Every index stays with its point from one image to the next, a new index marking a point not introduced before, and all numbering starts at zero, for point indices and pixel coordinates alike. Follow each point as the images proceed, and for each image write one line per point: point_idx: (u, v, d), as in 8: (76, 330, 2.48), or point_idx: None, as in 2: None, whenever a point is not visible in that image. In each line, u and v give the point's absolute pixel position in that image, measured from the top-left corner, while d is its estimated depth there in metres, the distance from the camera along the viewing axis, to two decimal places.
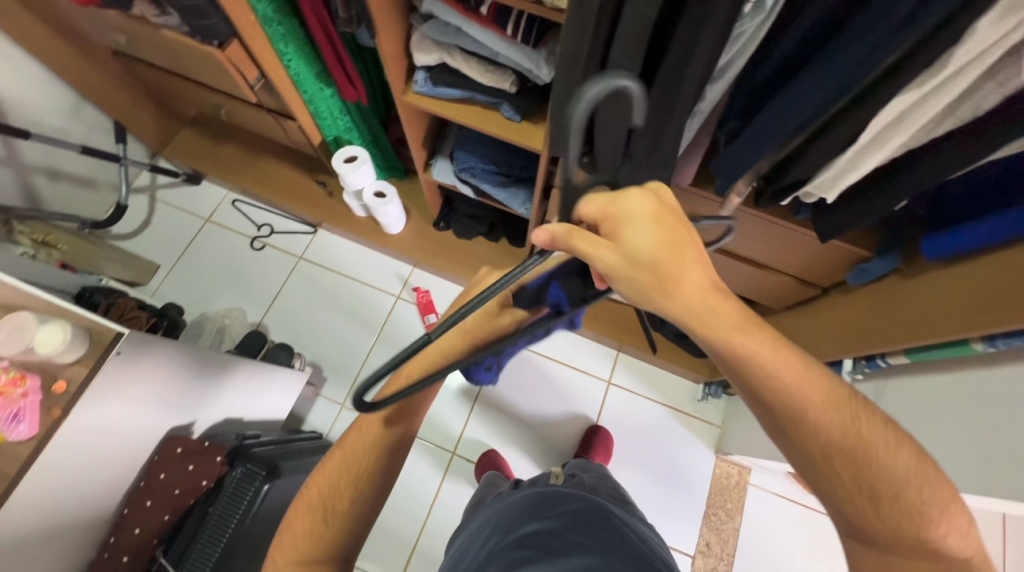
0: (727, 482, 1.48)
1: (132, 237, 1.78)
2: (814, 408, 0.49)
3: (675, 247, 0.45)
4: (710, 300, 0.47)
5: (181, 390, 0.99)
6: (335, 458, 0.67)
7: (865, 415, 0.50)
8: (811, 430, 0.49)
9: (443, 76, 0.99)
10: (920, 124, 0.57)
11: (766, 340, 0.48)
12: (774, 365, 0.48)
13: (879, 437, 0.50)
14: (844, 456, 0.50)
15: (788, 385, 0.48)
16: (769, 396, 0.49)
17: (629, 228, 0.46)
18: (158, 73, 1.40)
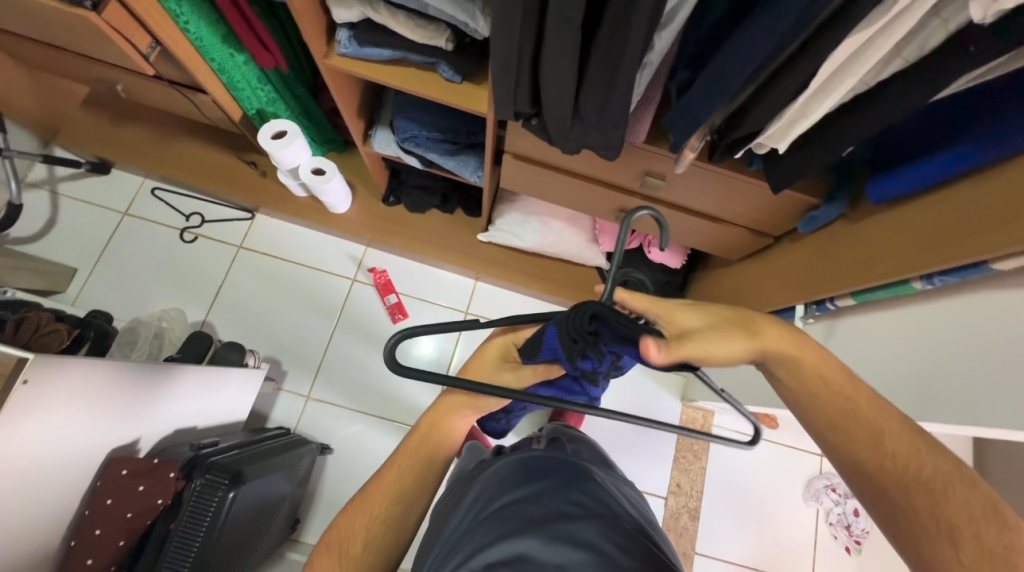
0: (693, 426, 1.57)
1: (37, 239, 1.57)
2: (892, 438, 0.54)
3: (726, 322, 0.57)
4: (790, 357, 0.57)
5: (120, 407, 0.91)
6: (355, 507, 0.64)
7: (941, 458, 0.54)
8: (885, 457, 0.54)
9: (369, 35, 0.88)
10: (868, 67, 0.56)
11: (843, 378, 0.57)
12: (851, 394, 0.56)
13: (956, 475, 0.52)
14: (919, 487, 0.52)
15: (858, 416, 0.55)
16: (834, 423, 0.56)
17: (683, 316, 0.57)
18: (26, 44, 1.18)
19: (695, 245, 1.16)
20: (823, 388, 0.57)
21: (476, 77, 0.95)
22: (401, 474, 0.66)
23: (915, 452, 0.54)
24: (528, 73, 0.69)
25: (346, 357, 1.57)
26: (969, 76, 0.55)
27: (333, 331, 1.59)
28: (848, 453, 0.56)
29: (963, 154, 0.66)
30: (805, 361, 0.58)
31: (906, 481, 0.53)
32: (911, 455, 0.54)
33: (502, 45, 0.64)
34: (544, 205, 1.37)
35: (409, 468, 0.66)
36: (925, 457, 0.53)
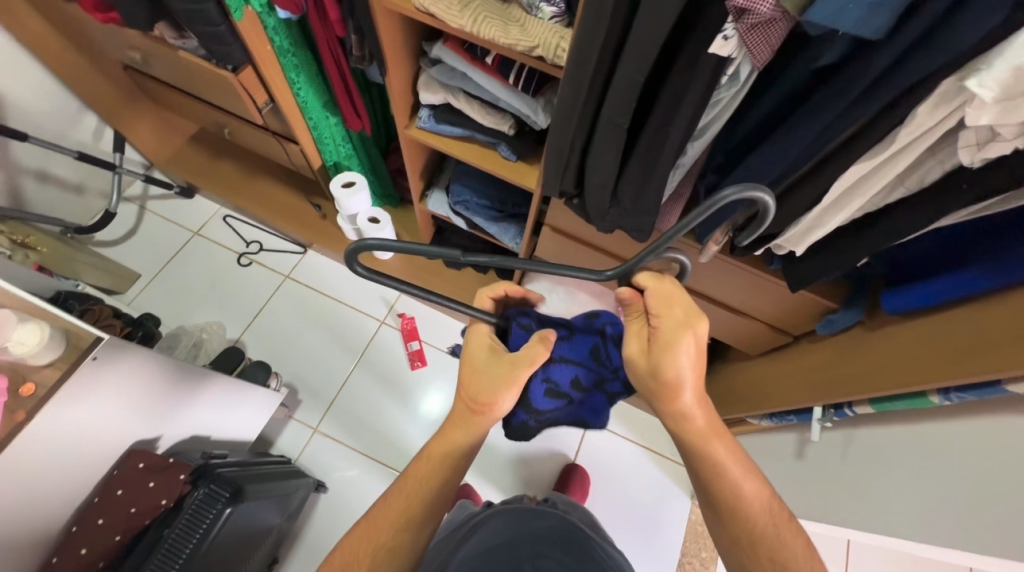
0: (702, 529, 1.47)
1: (116, 244, 1.76)
2: (751, 500, 0.62)
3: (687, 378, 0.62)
4: (693, 415, 0.63)
5: (154, 403, 0.97)
6: (364, 527, 0.64)
7: (782, 519, 0.62)
8: (740, 515, 0.62)
9: (446, 115, 1.05)
10: (875, 190, 0.64)
11: (727, 444, 0.63)
12: (721, 459, 0.62)
13: (788, 527, 0.61)
14: (761, 540, 0.61)
15: (731, 486, 0.62)
16: (711, 479, 0.63)
17: (669, 353, 0.61)
18: (166, 90, 1.44)
19: (714, 333, 1.21)
20: (704, 448, 0.63)
21: (530, 158, 1.09)
22: (417, 491, 0.65)
23: (764, 508, 0.62)
24: (577, 160, 0.81)
25: (360, 395, 1.60)
26: (970, 209, 0.61)
27: (353, 369, 1.64)
28: (711, 503, 0.64)
29: (967, 278, 0.71)
30: (689, 432, 0.64)
31: (745, 526, 0.62)
32: (770, 521, 0.62)
33: (558, 135, 0.76)
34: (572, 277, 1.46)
35: (414, 495, 0.64)
36: (772, 511, 0.62)
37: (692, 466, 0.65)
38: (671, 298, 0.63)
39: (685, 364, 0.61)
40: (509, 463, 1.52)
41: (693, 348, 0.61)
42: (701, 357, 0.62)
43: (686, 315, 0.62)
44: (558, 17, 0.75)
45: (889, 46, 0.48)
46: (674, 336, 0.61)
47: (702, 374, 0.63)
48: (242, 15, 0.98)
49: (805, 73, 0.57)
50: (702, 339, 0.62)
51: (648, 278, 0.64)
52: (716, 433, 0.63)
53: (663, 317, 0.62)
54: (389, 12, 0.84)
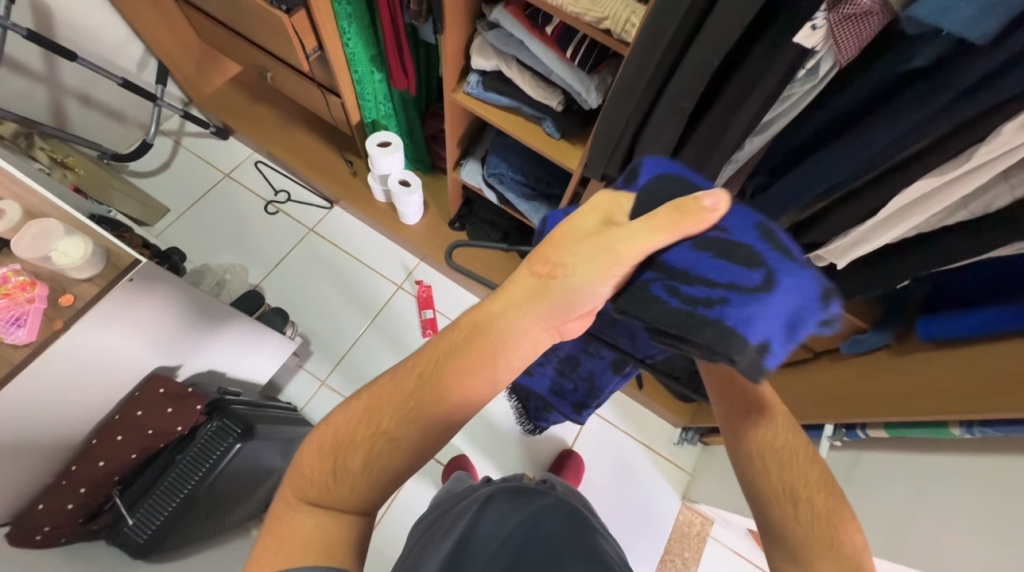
0: (688, 530, 1.49)
1: (149, 176, 1.78)
2: (771, 415, 0.59)
3: None
4: None
5: (180, 332, 0.99)
6: (363, 402, 0.53)
7: (791, 436, 0.59)
8: (753, 429, 0.59)
9: (495, 83, 1.03)
10: (936, 210, 0.62)
11: None
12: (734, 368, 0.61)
13: (806, 450, 0.58)
14: (772, 455, 0.57)
15: (746, 394, 0.60)
16: (727, 386, 0.61)
17: None
18: (215, 26, 1.43)
19: None
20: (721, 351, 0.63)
21: (574, 137, 1.07)
22: (434, 363, 0.51)
23: (785, 425, 0.59)
24: (627, 143, 0.79)
25: (369, 354, 1.62)
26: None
27: (366, 329, 1.65)
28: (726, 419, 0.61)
29: (1012, 312, 0.69)
30: None
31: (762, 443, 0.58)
32: (783, 438, 0.58)
33: (613, 115, 0.75)
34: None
35: (429, 377, 0.51)
36: (785, 433, 0.59)
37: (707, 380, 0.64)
38: None
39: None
40: (507, 440, 1.54)
41: None
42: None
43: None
44: None
45: (989, 54, 0.46)
46: None
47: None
48: None
49: (886, 77, 0.55)
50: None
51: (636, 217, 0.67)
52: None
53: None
54: None
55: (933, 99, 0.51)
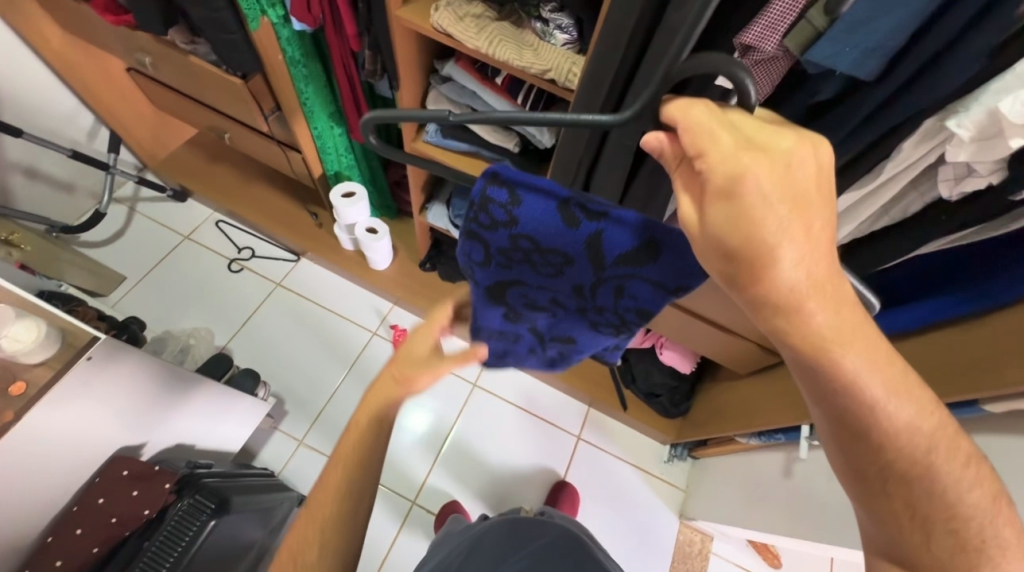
0: (690, 550, 1.48)
1: (103, 245, 1.72)
2: (909, 428, 0.44)
3: (790, 216, 0.39)
4: (813, 296, 0.41)
5: (143, 407, 0.94)
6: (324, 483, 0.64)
7: (942, 447, 0.45)
8: (879, 445, 0.45)
9: (453, 130, 1.08)
10: (864, 217, 0.68)
11: (874, 355, 0.43)
12: (859, 374, 0.43)
13: (951, 470, 0.44)
14: (903, 479, 0.45)
15: (877, 406, 0.44)
16: (841, 399, 0.44)
17: (725, 200, 0.40)
18: (168, 93, 1.45)
19: (705, 351, 1.24)
20: (834, 361, 0.42)
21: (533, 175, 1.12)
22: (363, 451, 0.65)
23: (927, 442, 0.44)
24: (582, 180, 0.84)
25: (348, 406, 1.57)
26: (949, 240, 0.64)
27: (343, 380, 1.61)
28: (842, 433, 0.47)
29: (944, 304, 0.74)
30: (824, 342, 0.42)
31: (890, 462, 0.45)
32: (923, 455, 0.44)
33: (567, 152, 0.80)
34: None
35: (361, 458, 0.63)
36: (927, 439, 0.44)
37: (819, 393, 0.46)
38: (721, 129, 0.40)
39: (769, 208, 0.39)
40: (498, 480, 1.51)
41: (767, 178, 0.39)
42: (812, 190, 0.40)
43: (751, 140, 0.40)
44: (570, 43, 0.78)
45: (879, 85, 0.53)
46: (733, 169, 0.39)
47: (819, 234, 0.40)
48: (258, 25, 1.01)
49: (802, 107, 0.62)
50: (822, 160, 0.41)
51: (676, 116, 0.42)
52: (856, 334, 0.43)
53: (709, 151, 0.40)
54: (406, 29, 0.88)
55: (844, 124, 0.58)
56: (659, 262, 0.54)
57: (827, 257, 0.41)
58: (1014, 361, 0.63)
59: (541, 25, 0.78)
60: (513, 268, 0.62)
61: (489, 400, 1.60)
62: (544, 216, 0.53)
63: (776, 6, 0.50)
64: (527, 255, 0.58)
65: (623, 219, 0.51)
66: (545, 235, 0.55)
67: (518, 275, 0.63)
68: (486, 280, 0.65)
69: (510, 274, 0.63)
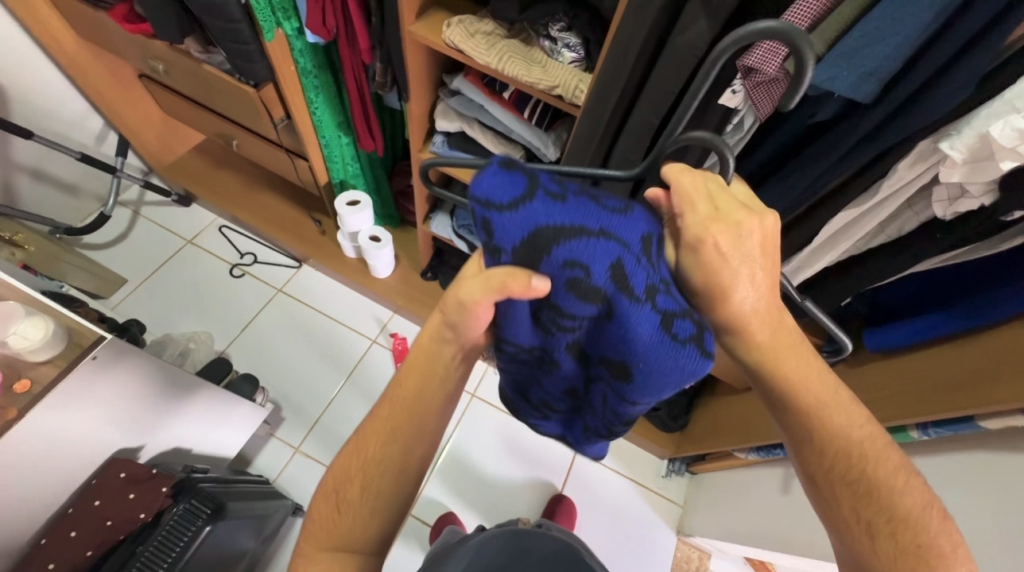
0: (687, 566, 1.47)
1: (105, 248, 1.73)
2: (844, 435, 0.48)
3: (740, 256, 0.44)
4: (754, 319, 0.46)
5: (141, 410, 0.94)
6: (351, 452, 0.57)
7: (878, 450, 0.48)
8: (822, 446, 0.48)
9: (459, 141, 1.10)
10: (860, 234, 0.70)
11: (811, 363, 0.48)
12: (799, 378, 0.47)
13: (888, 474, 0.47)
14: (843, 481, 0.48)
15: (818, 405, 0.48)
16: (781, 400, 0.49)
17: (692, 254, 0.45)
18: (179, 99, 1.47)
19: (702, 365, 1.25)
20: (772, 370, 0.47)
21: None
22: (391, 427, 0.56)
23: (864, 446, 0.48)
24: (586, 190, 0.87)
25: (346, 414, 1.56)
26: (944, 256, 0.67)
27: (341, 388, 1.60)
28: (790, 435, 0.50)
29: (938, 321, 0.75)
30: (761, 350, 0.47)
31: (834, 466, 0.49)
32: (864, 453, 0.48)
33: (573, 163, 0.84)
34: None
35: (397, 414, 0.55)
36: (866, 442, 0.48)
37: (762, 395, 0.50)
38: (698, 193, 0.46)
39: (726, 260, 0.44)
40: (495, 491, 1.50)
41: (729, 244, 0.44)
42: (760, 253, 0.45)
43: (722, 211, 0.45)
44: (577, 61, 0.81)
45: (874, 109, 0.55)
46: (702, 230, 0.44)
47: (762, 281, 0.45)
48: (272, 36, 1.04)
49: (800, 127, 0.64)
50: (767, 231, 0.46)
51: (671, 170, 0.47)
52: (790, 347, 0.48)
53: (686, 212, 0.45)
54: (417, 44, 0.90)
55: (839, 145, 0.60)
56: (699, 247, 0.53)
57: (768, 286, 0.46)
58: (1011, 377, 0.64)
59: (549, 43, 0.81)
60: (554, 231, 0.44)
61: (486, 410, 1.60)
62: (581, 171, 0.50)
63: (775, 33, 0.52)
64: (584, 186, 0.47)
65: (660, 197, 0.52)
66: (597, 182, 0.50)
67: (566, 210, 0.44)
68: (511, 208, 0.44)
69: (553, 206, 0.44)
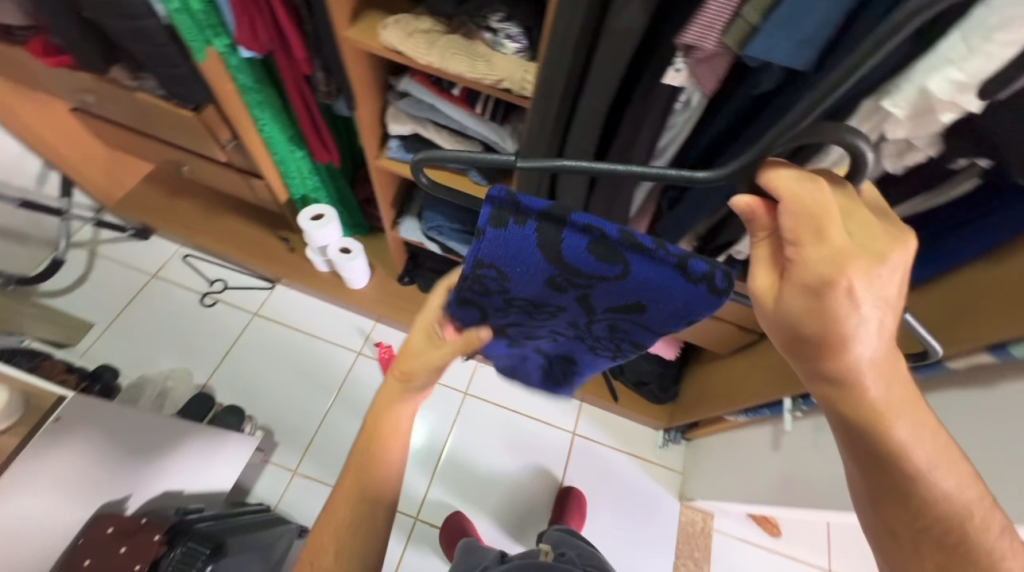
0: (693, 529, 1.51)
1: (65, 294, 1.66)
2: (948, 497, 0.52)
3: (868, 309, 0.48)
4: (869, 371, 0.50)
5: (119, 461, 0.96)
6: (327, 514, 0.74)
7: (983, 517, 0.51)
8: (922, 505, 0.52)
9: (415, 144, 1.07)
10: None
11: (923, 421, 0.52)
12: (905, 435, 0.51)
13: (991, 541, 0.51)
14: (940, 540, 0.52)
15: (931, 462, 0.52)
16: (883, 458, 0.53)
17: (806, 298, 0.49)
18: (117, 130, 1.40)
19: (686, 336, 1.26)
20: (880, 427, 0.51)
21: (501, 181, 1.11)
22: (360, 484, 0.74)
23: (965, 511, 0.51)
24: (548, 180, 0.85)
25: (341, 430, 1.55)
26: (904, 205, 0.67)
27: (332, 404, 1.59)
28: (888, 492, 0.54)
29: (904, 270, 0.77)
30: (877, 404, 0.51)
31: (897, 500, 0.54)
32: (968, 514, 0.51)
33: None
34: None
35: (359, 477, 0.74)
36: (965, 507, 0.52)
37: (861, 452, 0.54)
38: (826, 223, 0.47)
39: (845, 305, 0.48)
40: (499, 484, 1.51)
41: (858, 286, 0.47)
42: (893, 300, 0.49)
43: (858, 244, 0.47)
44: (520, 51, 0.78)
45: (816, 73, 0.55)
46: (828, 274, 0.47)
47: (889, 320, 0.49)
48: (204, 56, 0.98)
49: (747, 99, 0.63)
50: (901, 269, 0.48)
51: (785, 178, 0.49)
52: (907, 406, 0.52)
53: (805, 246, 0.48)
54: (355, 49, 0.87)
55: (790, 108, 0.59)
56: (649, 314, 0.61)
57: (889, 334, 0.50)
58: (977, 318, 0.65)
59: (490, 35, 0.79)
60: (509, 314, 0.69)
61: (482, 407, 1.60)
62: (520, 245, 0.51)
63: (710, 6, 0.51)
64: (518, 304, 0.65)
65: (600, 293, 0.58)
66: (537, 294, 0.61)
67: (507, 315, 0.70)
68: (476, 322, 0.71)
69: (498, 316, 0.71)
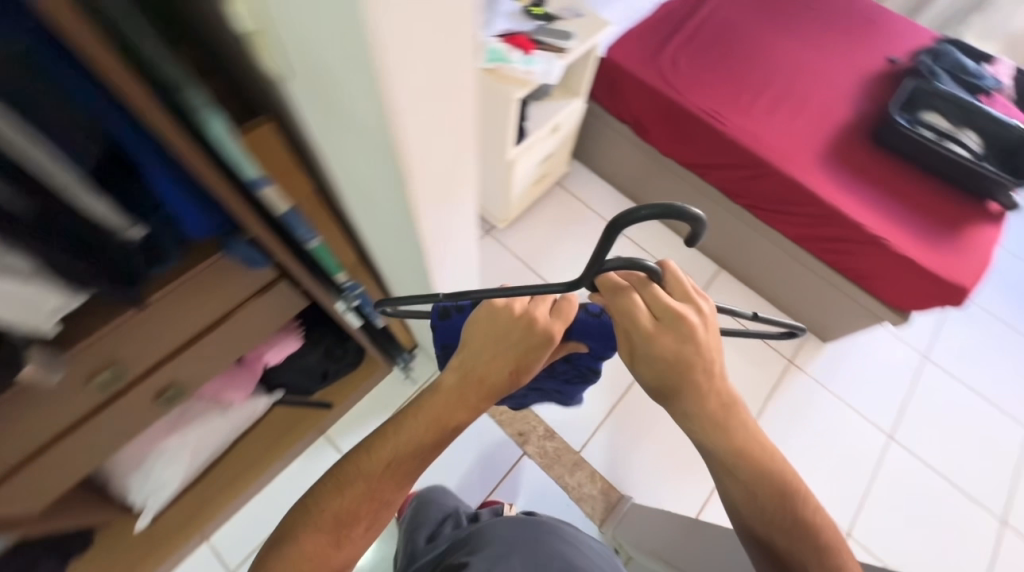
0: None
1: None
2: (761, 454, 0.70)
3: (683, 362, 0.65)
4: (702, 388, 0.67)
5: None
6: (333, 480, 0.68)
7: (780, 464, 0.71)
8: (746, 465, 0.69)
9: None
10: None
11: (737, 409, 0.70)
12: (725, 416, 0.69)
13: (789, 480, 0.71)
14: (763, 489, 0.70)
15: (740, 433, 0.69)
16: (718, 436, 0.69)
17: (644, 363, 0.67)
18: None
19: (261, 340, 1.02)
20: (711, 416, 0.68)
21: None
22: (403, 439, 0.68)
23: (771, 461, 0.70)
24: None
25: None
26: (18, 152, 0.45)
27: None
28: (721, 464, 0.70)
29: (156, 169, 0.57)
30: (705, 396, 0.68)
31: (757, 501, 0.69)
32: (768, 461, 0.70)
33: None
34: (156, 434, 1.19)
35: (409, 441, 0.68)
36: (767, 462, 0.70)
37: (702, 443, 0.70)
38: (636, 313, 0.66)
39: (668, 359, 0.65)
40: None
41: (671, 349, 0.65)
42: (706, 343, 0.66)
43: (662, 323, 0.65)
44: None
45: None
46: (649, 343, 0.65)
47: (707, 361, 0.66)
48: None
49: None
50: (706, 331, 0.66)
51: (617, 290, 0.67)
52: (724, 398, 0.69)
53: (629, 325, 0.66)
54: None
55: None
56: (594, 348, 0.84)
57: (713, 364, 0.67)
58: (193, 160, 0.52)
59: None
60: None
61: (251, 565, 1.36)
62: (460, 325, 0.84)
63: None
64: None
65: None
66: None
67: None
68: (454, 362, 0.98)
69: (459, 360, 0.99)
